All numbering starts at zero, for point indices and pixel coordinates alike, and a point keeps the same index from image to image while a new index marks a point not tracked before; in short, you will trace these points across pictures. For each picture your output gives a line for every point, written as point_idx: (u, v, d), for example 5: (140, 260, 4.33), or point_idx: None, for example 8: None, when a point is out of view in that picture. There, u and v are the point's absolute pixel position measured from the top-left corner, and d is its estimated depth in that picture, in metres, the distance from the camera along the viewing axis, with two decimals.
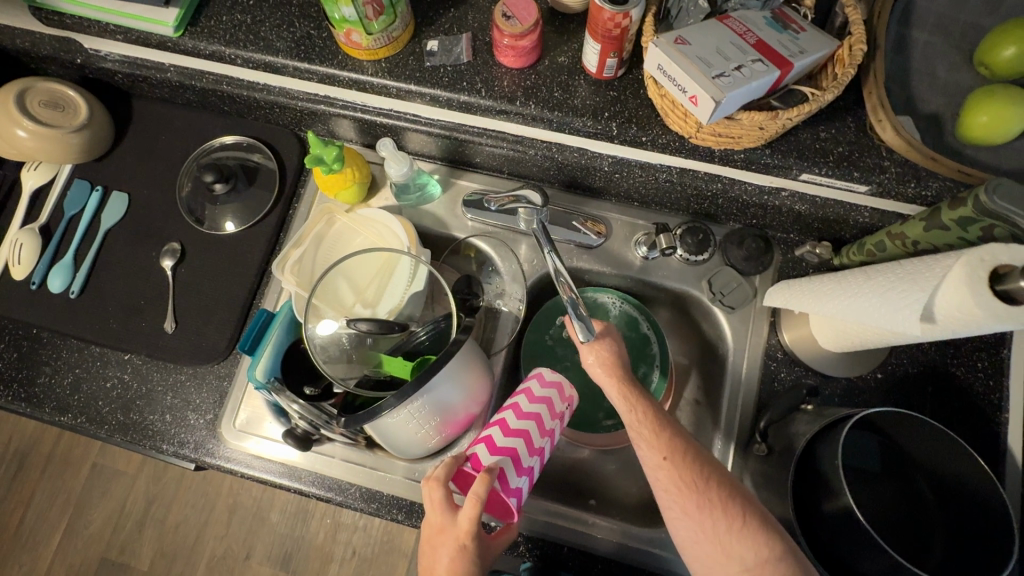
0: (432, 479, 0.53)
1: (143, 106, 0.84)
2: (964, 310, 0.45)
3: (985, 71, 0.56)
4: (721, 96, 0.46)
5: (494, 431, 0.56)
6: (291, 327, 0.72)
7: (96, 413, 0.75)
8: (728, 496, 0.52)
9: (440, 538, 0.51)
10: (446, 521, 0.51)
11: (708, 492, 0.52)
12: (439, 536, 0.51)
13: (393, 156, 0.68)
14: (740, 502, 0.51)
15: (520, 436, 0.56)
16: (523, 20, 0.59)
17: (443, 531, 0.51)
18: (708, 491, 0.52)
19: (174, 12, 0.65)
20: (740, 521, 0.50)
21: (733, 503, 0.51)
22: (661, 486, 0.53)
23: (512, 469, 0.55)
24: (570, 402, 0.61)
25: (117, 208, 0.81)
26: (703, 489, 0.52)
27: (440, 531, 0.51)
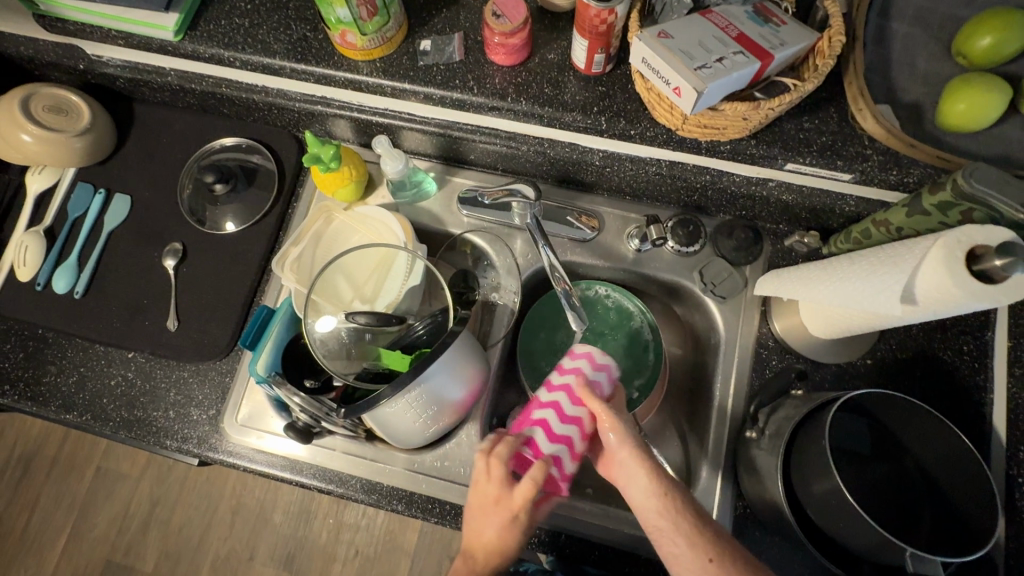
0: (490, 455, 0.53)
1: (144, 111, 0.86)
2: (943, 289, 0.47)
3: (962, 61, 0.58)
4: (703, 87, 0.48)
5: (549, 416, 0.57)
6: (291, 323, 0.73)
7: (101, 410, 0.76)
8: (703, 525, 0.48)
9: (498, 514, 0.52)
10: (506, 503, 0.51)
11: (678, 522, 0.48)
12: (496, 514, 0.52)
13: (389, 153, 0.70)
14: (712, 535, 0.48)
15: (579, 422, 0.57)
16: (512, 19, 0.60)
17: (499, 503, 0.52)
18: (682, 522, 0.48)
19: (174, 16, 0.67)
20: (712, 557, 0.46)
21: (707, 531, 0.48)
22: (655, 529, 0.49)
23: (569, 454, 0.57)
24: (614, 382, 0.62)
25: (120, 210, 0.83)
26: (680, 521, 0.48)
27: (499, 509, 0.52)
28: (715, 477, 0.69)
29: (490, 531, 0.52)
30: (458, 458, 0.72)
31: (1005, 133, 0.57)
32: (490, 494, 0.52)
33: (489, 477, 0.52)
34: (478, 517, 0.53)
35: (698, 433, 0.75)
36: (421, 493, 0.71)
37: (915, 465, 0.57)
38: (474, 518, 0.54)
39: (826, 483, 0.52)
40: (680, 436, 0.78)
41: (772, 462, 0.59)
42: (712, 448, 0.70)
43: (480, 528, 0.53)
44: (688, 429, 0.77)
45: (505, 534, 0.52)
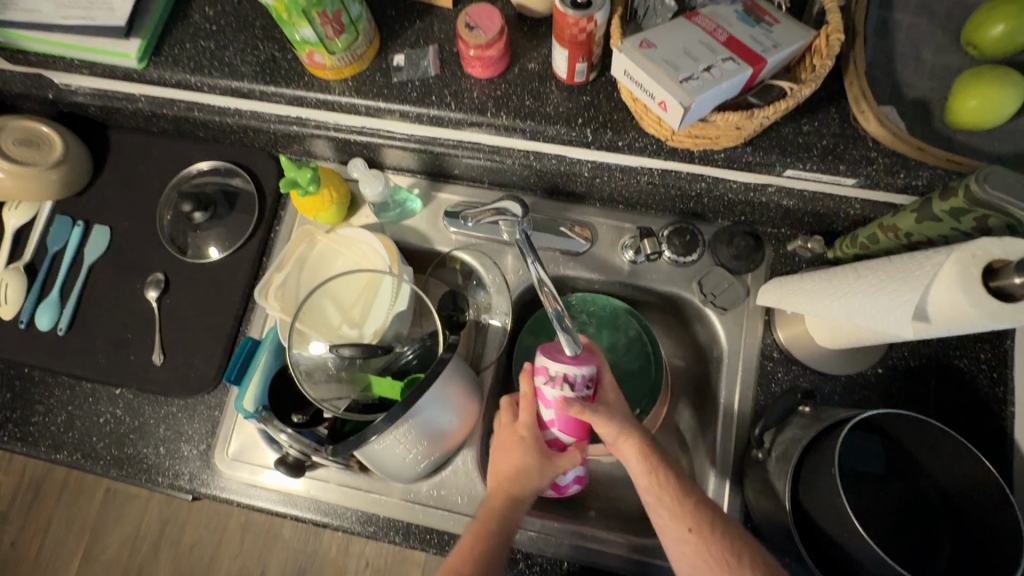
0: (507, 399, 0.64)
1: (120, 137, 0.84)
2: (957, 308, 0.43)
3: (973, 52, 0.54)
4: (690, 100, 0.45)
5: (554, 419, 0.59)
6: (279, 353, 0.72)
7: (91, 449, 0.75)
8: (686, 497, 0.53)
9: (514, 443, 0.60)
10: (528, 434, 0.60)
11: (665, 496, 0.53)
12: (518, 441, 0.60)
13: (365, 176, 0.68)
14: (694, 509, 0.52)
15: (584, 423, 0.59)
16: (487, 30, 0.57)
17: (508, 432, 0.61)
18: (667, 493, 0.53)
19: (136, 43, 0.64)
20: (690, 527, 0.51)
21: (689, 502, 0.53)
22: (653, 507, 0.54)
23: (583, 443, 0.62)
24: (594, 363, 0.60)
25: (100, 242, 0.81)
26: (666, 494, 0.53)
27: (522, 436, 0.60)
28: (721, 497, 0.66)
29: (511, 462, 0.59)
30: (454, 485, 0.70)
31: (1020, 130, 0.53)
32: (507, 424, 0.62)
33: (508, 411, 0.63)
34: (500, 447, 0.61)
35: (703, 451, 0.72)
36: (418, 524, 0.69)
37: (933, 484, 0.55)
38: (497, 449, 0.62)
39: (837, 512, 0.50)
40: (684, 452, 0.75)
41: (780, 488, 0.56)
42: (717, 469, 0.67)
43: (502, 456, 0.60)
44: (693, 445, 0.74)
45: (526, 460, 0.59)
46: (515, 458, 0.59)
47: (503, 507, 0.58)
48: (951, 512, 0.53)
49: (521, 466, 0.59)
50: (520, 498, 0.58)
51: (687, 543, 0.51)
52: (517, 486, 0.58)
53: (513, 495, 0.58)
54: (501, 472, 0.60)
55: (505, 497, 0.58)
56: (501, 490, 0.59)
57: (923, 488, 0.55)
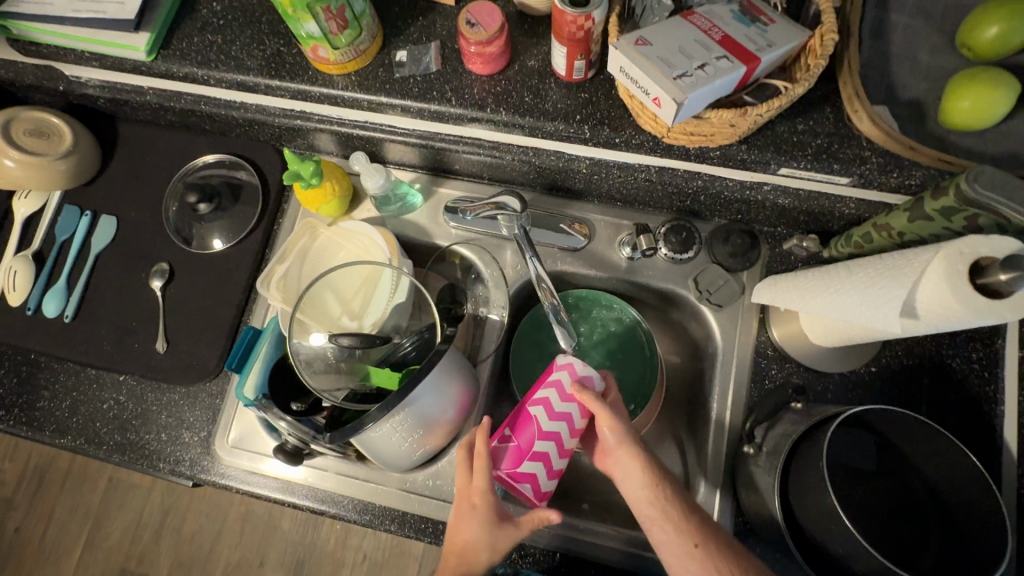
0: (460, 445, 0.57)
1: (128, 129, 0.85)
2: (945, 305, 0.44)
3: (969, 54, 0.54)
4: (683, 97, 0.45)
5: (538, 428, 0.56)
6: (280, 343, 0.73)
7: (95, 434, 0.76)
8: (688, 509, 0.52)
9: (478, 509, 0.53)
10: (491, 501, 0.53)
11: (667, 512, 0.52)
12: (480, 511, 0.52)
13: (367, 169, 0.69)
14: (703, 529, 0.51)
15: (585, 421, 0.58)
16: (488, 27, 0.58)
17: (462, 493, 0.55)
18: (668, 507, 0.52)
19: (145, 36, 0.66)
20: (697, 544, 0.50)
21: (690, 515, 0.51)
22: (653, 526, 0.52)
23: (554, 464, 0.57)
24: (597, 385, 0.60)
25: (106, 232, 0.82)
26: (668, 508, 0.52)
27: (483, 508, 0.52)
28: (714, 491, 0.66)
29: (472, 529, 0.52)
30: (450, 476, 0.71)
31: (1014, 131, 0.54)
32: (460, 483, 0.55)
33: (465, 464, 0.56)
34: (460, 510, 0.54)
35: (697, 446, 0.72)
36: (414, 514, 0.70)
37: (922, 482, 0.55)
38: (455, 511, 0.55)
39: (824, 505, 0.50)
40: (678, 448, 0.76)
41: (769, 482, 0.57)
42: (710, 463, 0.68)
43: (461, 524, 0.53)
44: (687, 440, 0.75)
45: (491, 531, 0.52)
46: (476, 526, 0.52)
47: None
48: (939, 509, 0.54)
49: (481, 537, 0.52)
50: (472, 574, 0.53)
51: (690, 563, 0.49)
52: (479, 559, 0.53)
53: (476, 570, 0.53)
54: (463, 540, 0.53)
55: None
56: (462, 562, 0.53)
57: (913, 486, 0.55)
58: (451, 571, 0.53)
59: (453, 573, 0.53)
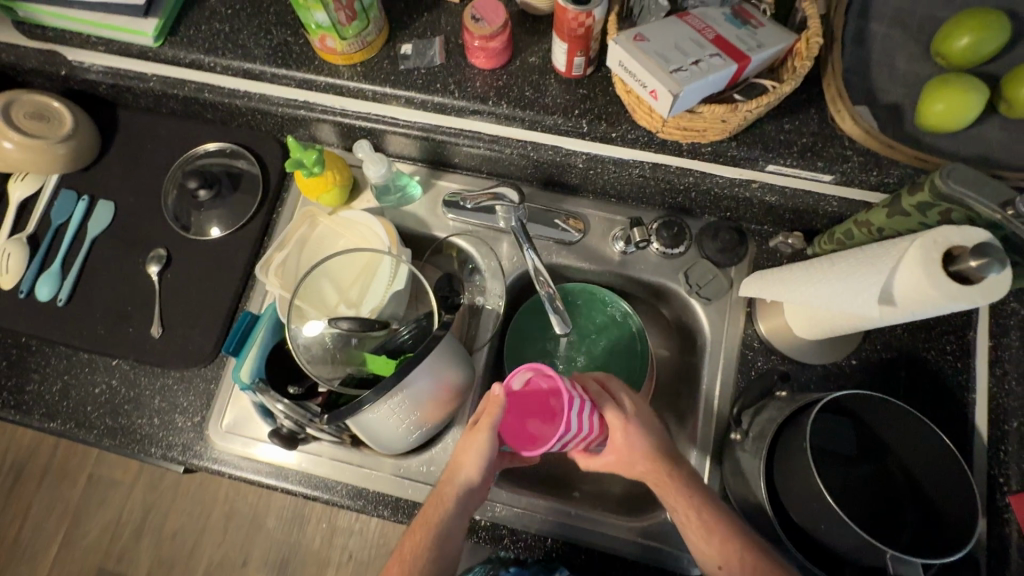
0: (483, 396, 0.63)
1: (128, 116, 0.86)
2: (920, 291, 0.47)
3: (943, 62, 0.58)
4: (679, 89, 0.48)
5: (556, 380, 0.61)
6: (277, 327, 0.73)
7: (85, 418, 0.76)
8: (688, 479, 0.58)
9: (477, 434, 0.58)
10: (487, 426, 0.56)
11: (670, 475, 0.58)
12: (478, 438, 0.58)
13: (370, 157, 0.70)
14: (698, 502, 0.56)
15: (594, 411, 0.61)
16: (491, 23, 0.60)
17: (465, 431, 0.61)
18: (673, 478, 0.58)
19: (153, 22, 0.67)
20: (691, 502, 0.57)
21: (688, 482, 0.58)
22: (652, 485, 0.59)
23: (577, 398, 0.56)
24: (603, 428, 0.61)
25: (104, 216, 0.82)
26: (673, 476, 0.58)
27: (480, 435, 0.58)
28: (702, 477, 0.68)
29: (469, 450, 0.58)
30: (444, 462, 0.72)
31: (983, 134, 0.57)
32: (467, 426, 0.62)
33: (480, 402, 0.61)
34: (462, 439, 0.60)
35: (685, 435, 0.74)
36: (408, 499, 0.71)
37: (898, 463, 0.57)
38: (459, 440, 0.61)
39: (807, 482, 0.53)
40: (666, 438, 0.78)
41: (756, 464, 0.59)
42: (698, 451, 0.70)
43: (461, 448, 0.60)
44: (675, 430, 0.77)
45: (484, 455, 0.58)
46: (472, 448, 0.58)
47: (455, 502, 0.59)
48: (913, 489, 0.56)
49: (472, 457, 0.58)
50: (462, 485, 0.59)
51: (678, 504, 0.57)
52: (472, 481, 0.59)
53: (466, 489, 0.59)
54: (460, 462, 0.59)
55: (458, 493, 0.59)
56: (454, 480, 0.59)
57: (890, 468, 0.58)
58: (446, 488, 0.60)
59: (445, 488, 0.60)
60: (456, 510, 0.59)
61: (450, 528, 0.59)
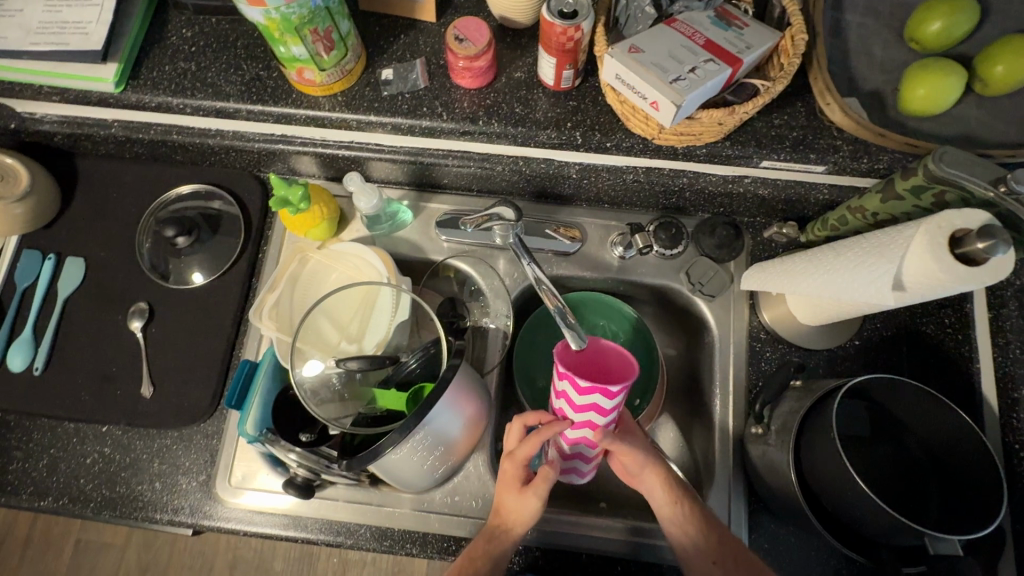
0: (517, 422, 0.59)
1: (89, 165, 0.81)
2: (929, 276, 0.48)
3: (917, 46, 0.59)
4: (681, 100, 0.49)
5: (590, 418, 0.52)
6: (277, 374, 0.70)
7: (79, 492, 0.71)
8: (679, 485, 0.59)
9: (529, 497, 0.57)
10: (544, 486, 0.57)
11: (666, 481, 0.59)
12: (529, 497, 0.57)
13: (361, 190, 0.68)
14: (678, 486, 0.59)
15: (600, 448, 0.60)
16: (476, 42, 0.59)
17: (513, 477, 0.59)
18: (672, 486, 0.59)
19: (113, 67, 0.63)
20: (678, 503, 0.58)
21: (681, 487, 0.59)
22: (642, 477, 0.59)
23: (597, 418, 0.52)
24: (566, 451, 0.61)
25: (74, 274, 0.77)
26: (670, 485, 0.59)
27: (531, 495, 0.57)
28: (726, 474, 0.69)
29: (518, 507, 0.58)
30: (468, 491, 0.70)
31: (963, 114, 0.59)
32: (512, 469, 0.58)
33: (519, 454, 0.57)
34: (507, 493, 0.59)
35: (701, 432, 0.75)
36: (435, 533, 0.69)
37: (917, 441, 0.59)
38: (502, 491, 0.59)
39: (836, 470, 0.54)
40: (683, 436, 0.78)
41: (781, 459, 0.59)
42: (718, 449, 0.70)
43: (508, 505, 0.58)
44: (690, 429, 0.77)
45: (537, 512, 0.58)
46: (525, 506, 0.58)
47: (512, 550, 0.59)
48: (937, 467, 0.58)
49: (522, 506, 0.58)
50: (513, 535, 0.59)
51: (659, 491, 0.59)
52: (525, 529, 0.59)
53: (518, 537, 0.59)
54: (511, 518, 0.58)
55: (512, 540, 0.59)
56: (507, 532, 0.59)
57: (909, 446, 0.59)
58: (498, 538, 0.58)
59: (496, 537, 0.59)
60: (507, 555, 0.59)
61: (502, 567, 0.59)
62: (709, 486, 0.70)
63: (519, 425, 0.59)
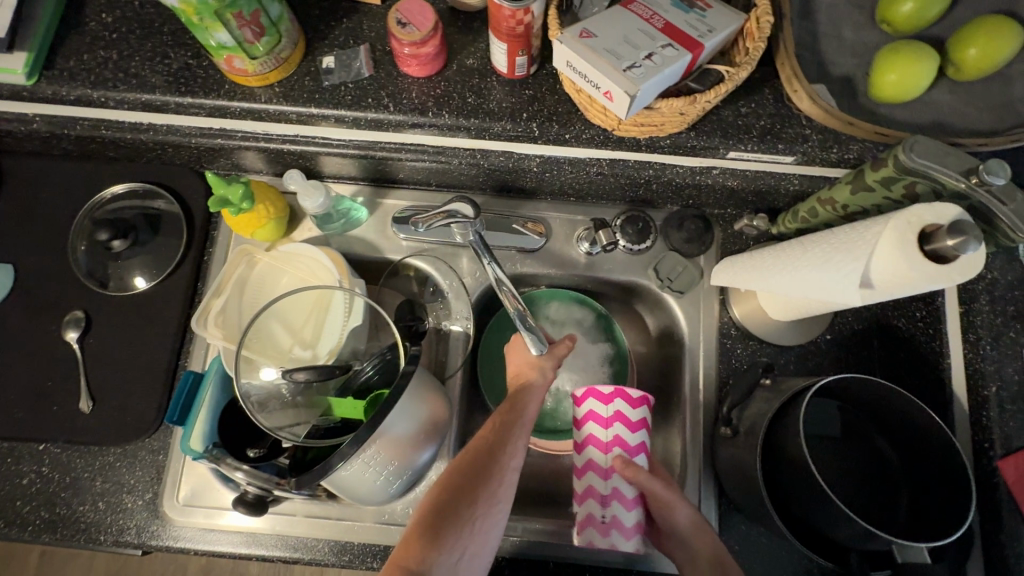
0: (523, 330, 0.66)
1: (14, 163, 0.75)
2: (900, 273, 0.45)
3: (889, 29, 0.56)
4: (636, 89, 0.45)
5: (622, 433, 0.56)
6: (224, 385, 0.66)
7: (15, 515, 0.67)
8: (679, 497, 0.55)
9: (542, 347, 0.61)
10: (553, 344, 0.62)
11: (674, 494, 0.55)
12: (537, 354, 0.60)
13: (304, 189, 0.63)
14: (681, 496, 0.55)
15: (637, 498, 0.56)
16: (420, 26, 0.54)
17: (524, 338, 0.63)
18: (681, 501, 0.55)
19: (22, 56, 0.57)
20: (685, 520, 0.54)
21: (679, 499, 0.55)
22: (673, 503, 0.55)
23: (626, 430, 0.56)
24: (604, 507, 0.55)
25: (3, 282, 0.72)
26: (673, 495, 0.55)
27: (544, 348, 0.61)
28: (696, 476, 0.67)
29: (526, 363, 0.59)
30: None
31: (935, 101, 0.57)
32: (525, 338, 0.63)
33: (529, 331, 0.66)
34: (516, 353, 0.62)
35: (671, 432, 0.73)
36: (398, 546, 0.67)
37: (887, 442, 0.59)
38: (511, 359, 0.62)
39: (803, 476, 0.52)
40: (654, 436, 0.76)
41: (749, 464, 0.57)
42: (689, 450, 0.68)
43: (522, 360, 0.60)
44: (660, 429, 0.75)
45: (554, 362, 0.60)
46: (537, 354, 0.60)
47: (536, 397, 0.56)
48: (907, 471, 0.58)
49: (523, 422, 0.53)
50: (534, 382, 0.57)
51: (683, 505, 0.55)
52: (545, 380, 0.58)
53: (540, 388, 0.57)
54: (527, 371, 0.59)
55: (534, 387, 0.57)
56: (526, 381, 0.58)
57: (881, 448, 0.60)
58: (520, 386, 0.57)
59: (518, 390, 0.57)
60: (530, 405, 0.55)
61: (490, 539, 0.48)
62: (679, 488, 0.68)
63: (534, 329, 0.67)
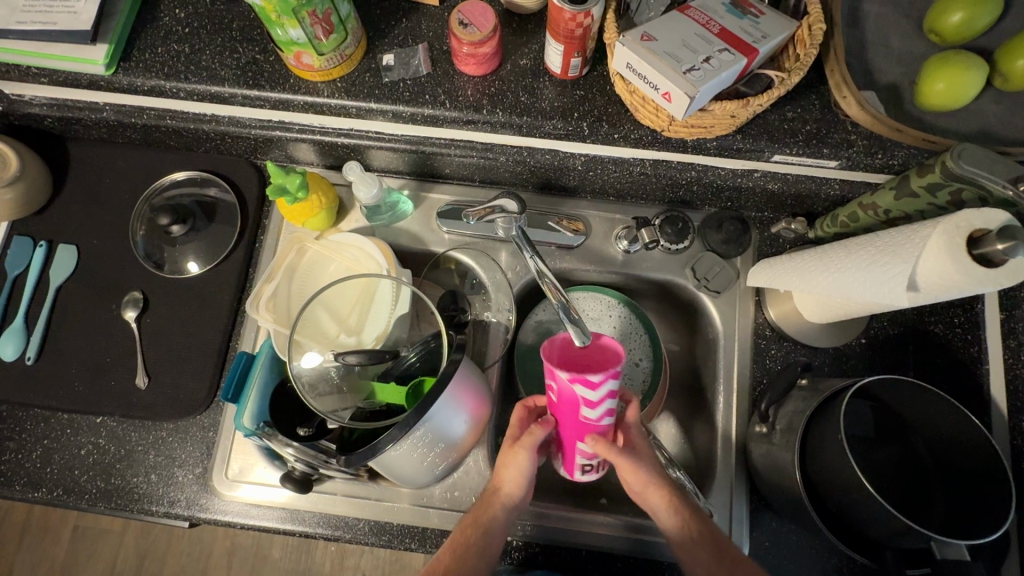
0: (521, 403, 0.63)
1: (81, 149, 0.78)
2: (946, 277, 0.46)
3: (936, 38, 0.57)
4: (695, 91, 0.47)
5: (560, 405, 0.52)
6: (273, 367, 0.69)
7: (74, 483, 0.70)
8: (684, 503, 0.56)
9: (516, 453, 0.58)
10: (530, 443, 0.57)
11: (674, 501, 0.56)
12: (518, 455, 0.58)
13: (361, 179, 0.66)
14: (684, 502, 0.56)
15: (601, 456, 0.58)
16: (481, 27, 0.57)
17: (513, 439, 0.61)
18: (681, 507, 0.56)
19: (104, 48, 0.60)
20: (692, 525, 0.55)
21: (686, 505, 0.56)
22: (644, 495, 0.57)
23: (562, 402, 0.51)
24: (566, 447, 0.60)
25: (67, 262, 0.75)
26: (673, 498, 0.56)
27: (520, 452, 0.58)
28: (728, 473, 0.68)
29: (512, 468, 0.59)
30: (468, 486, 0.70)
31: (981, 110, 0.58)
32: (514, 434, 0.61)
33: (517, 419, 0.62)
34: (500, 454, 0.60)
35: (703, 429, 0.74)
36: (434, 528, 0.69)
37: (921, 441, 0.60)
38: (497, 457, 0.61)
39: (842, 473, 0.53)
40: (685, 433, 0.77)
41: (785, 461, 0.58)
42: (722, 447, 0.70)
43: (503, 468, 0.59)
44: (691, 426, 0.77)
45: (527, 472, 0.58)
46: (516, 463, 0.59)
47: (506, 516, 0.58)
48: (942, 470, 0.58)
49: (489, 547, 0.57)
50: (506, 497, 0.59)
51: (662, 507, 0.56)
52: (519, 494, 0.59)
53: (513, 502, 0.59)
54: (504, 479, 0.59)
55: (504, 506, 0.59)
56: (498, 494, 0.59)
57: (914, 448, 0.60)
58: (488, 502, 0.59)
59: (489, 502, 0.59)
60: (500, 527, 0.58)
61: None
62: (710, 484, 0.69)
63: (520, 406, 0.62)
